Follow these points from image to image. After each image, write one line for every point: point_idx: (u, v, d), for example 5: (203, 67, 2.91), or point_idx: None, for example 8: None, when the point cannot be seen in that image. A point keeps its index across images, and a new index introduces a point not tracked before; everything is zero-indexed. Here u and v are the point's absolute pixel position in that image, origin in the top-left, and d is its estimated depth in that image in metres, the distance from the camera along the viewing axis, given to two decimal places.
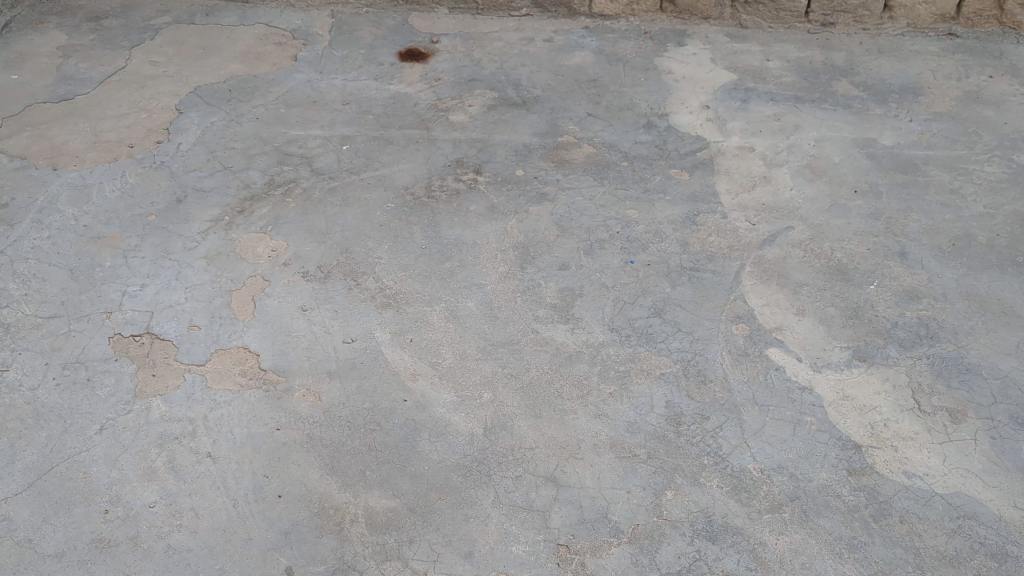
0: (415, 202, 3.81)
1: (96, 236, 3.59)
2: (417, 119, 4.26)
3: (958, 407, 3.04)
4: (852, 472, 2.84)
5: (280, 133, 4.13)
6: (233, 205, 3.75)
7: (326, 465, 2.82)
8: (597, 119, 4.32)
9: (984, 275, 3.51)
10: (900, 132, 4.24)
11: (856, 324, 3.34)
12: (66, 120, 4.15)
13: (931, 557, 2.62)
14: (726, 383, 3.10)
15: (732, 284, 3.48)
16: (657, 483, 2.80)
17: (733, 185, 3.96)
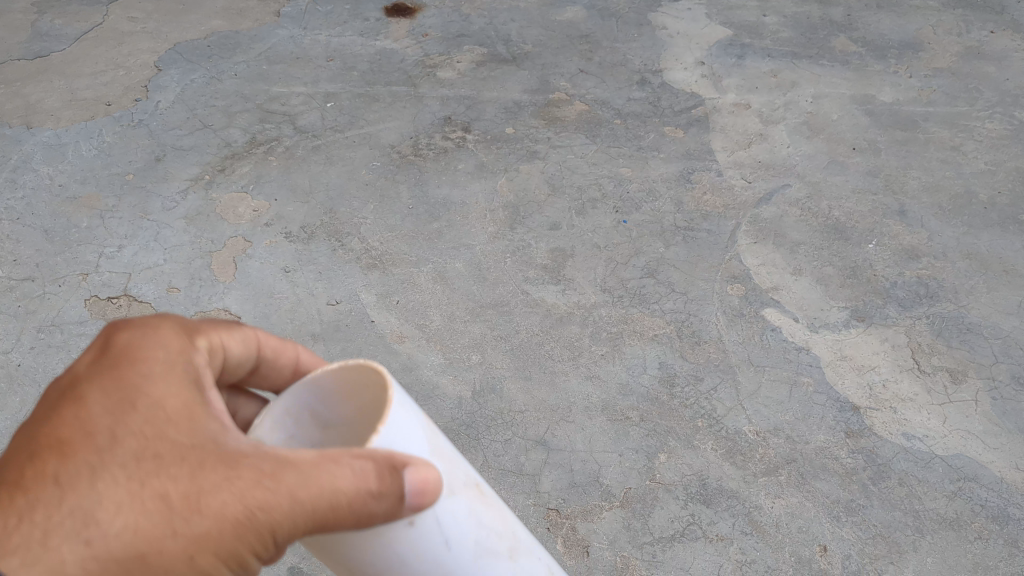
0: (401, 160, 3.70)
1: (72, 196, 3.48)
2: (404, 76, 4.14)
3: (959, 367, 2.97)
4: (850, 434, 2.77)
5: (262, 91, 4.01)
6: (213, 164, 3.64)
7: None
8: (588, 75, 4.20)
9: (985, 234, 3.44)
10: (899, 88, 4.14)
11: (854, 284, 3.25)
12: (40, 77, 4.01)
13: (931, 520, 2.55)
14: (721, 344, 3.02)
15: (727, 244, 3.38)
16: (649, 446, 2.72)
17: (729, 142, 3.86)
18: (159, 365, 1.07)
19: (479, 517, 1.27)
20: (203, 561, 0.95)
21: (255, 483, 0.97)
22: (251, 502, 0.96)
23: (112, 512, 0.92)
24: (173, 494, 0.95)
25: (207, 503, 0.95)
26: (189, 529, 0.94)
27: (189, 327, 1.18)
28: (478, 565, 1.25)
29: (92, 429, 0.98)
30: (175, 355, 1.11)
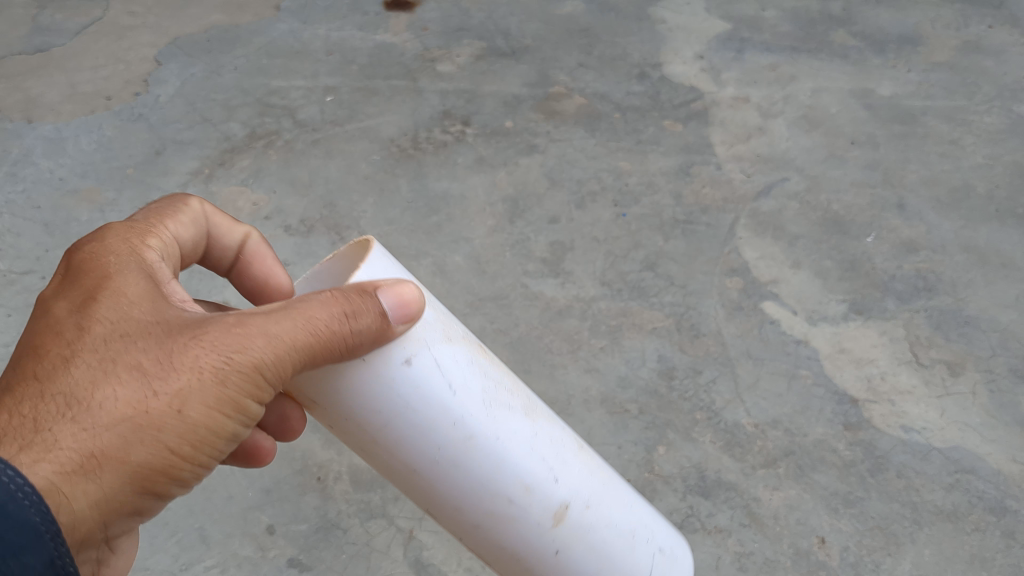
0: (400, 154, 3.70)
1: (73, 189, 3.48)
2: (403, 70, 4.14)
3: (957, 360, 2.98)
4: (848, 427, 2.78)
5: (261, 84, 4.01)
6: (212, 157, 3.64)
7: (309, 422, 2.71)
8: (588, 69, 4.21)
9: (983, 227, 3.45)
10: (898, 82, 4.14)
11: (853, 277, 3.26)
12: (40, 72, 4.00)
13: (928, 512, 2.58)
14: (720, 338, 3.02)
15: (726, 237, 3.39)
16: (648, 439, 2.72)
17: (728, 135, 3.86)
18: (117, 278, 1.40)
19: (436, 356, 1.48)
20: (186, 410, 1.30)
21: (222, 338, 1.34)
22: (224, 352, 1.33)
23: (97, 391, 1.25)
24: (146, 365, 1.29)
25: (181, 365, 1.30)
26: (168, 385, 1.28)
27: (126, 243, 1.50)
28: (455, 400, 1.49)
29: (71, 335, 1.31)
30: (127, 267, 1.44)
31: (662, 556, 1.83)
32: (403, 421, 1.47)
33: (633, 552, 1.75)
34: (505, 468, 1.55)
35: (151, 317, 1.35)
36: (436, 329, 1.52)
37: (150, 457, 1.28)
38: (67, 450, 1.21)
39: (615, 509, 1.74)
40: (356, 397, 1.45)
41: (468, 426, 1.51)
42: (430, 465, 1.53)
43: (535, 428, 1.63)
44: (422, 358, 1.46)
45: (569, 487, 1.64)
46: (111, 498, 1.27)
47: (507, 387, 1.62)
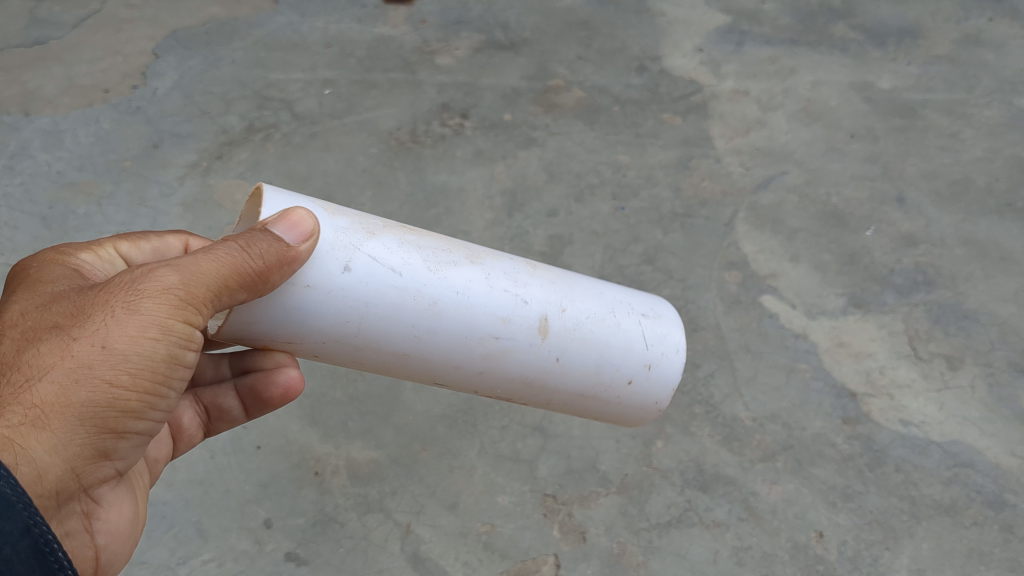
0: (399, 147, 3.69)
1: (70, 182, 3.47)
2: (401, 63, 4.13)
3: (955, 354, 2.98)
4: (847, 421, 2.78)
5: (259, 77, 4.00)
6: (210, 150, 3.63)
7: (306, 416, 2.69)
8: (587, 62, 4.19)
9: (983, 221, 3.45)
10: (898, 75, 4.14)
11: (852, 271, 3.25)
12: (38, 64, 3.97)
13: (926, 506, 2.58)
14: (719, 331, 3.01)
15: (725, 231, 3.38)
16: (646, 433, 2.71)
17: (727, 129, 3.85)
18: (37, 275, 1.49)
19: (364, 252, 1.57)
20: (110, 344, 1.34)
21: (132, 283, 1.39)
22: (135, 291, 1.38)
23: (26, 356, 1.32)
24: (65, 322, 1.35)
25: (97, 313, 1.36)
26: (87, 330, 1.34)
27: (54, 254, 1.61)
28: (403, 286, 1.60)
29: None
30: (48, 269, 1.53)
31: (645, 318, 1.98)
32: (368, 319, 1.58)
33: (620, 326, 1.91)
34: (477, 319, 1.68)
35: (66, 292, 1.43)
36: (354, 229, 1.59)
37: (90, 394, 1.33)
38: (8, 407, 1.27)
39: (586, 299, 1.88)
40: (323, 317, 1.54)
41: (427, 298, 1.62)
42: (417, 346, 1.66)
43: (483, 269, 1.73)
44: (356, 258, 1.55)
45: (536, 303, 1.77)
46: (66, 442, 1.33)
47: (438, 246, 1.71)
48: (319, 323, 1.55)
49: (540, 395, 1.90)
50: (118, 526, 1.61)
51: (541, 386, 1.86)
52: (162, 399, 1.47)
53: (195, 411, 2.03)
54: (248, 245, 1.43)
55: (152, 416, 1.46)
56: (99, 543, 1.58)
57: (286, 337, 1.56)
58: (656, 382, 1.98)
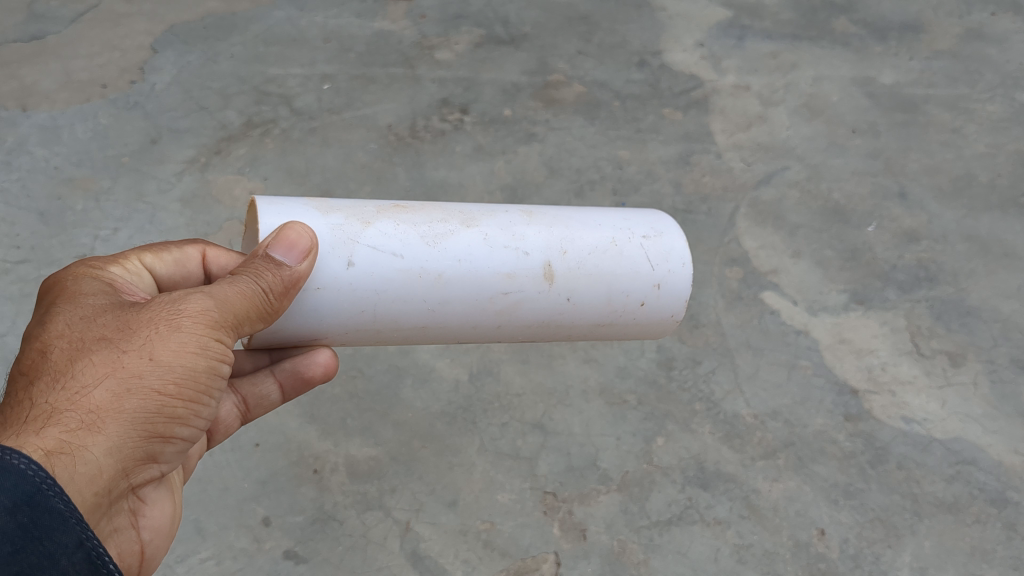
0: (398, 142, 3.67)
1: (68, 178, 3.45)
2: (401, 58, 4.11)
3: (958, 350, 2.97)
4: (848, 418, 2.76)
5: (258, 72, 3.98)
6: (209, 146, 3.61)
7: (305, 413, 2.67)
8: (587, 57, 4.17)
9: (985, 217, 3.44)
10: (900, 70, 4.12)
11: (854, 267, 3.23)
12: (35, 59, 3.95)
13: (929, 504, 2.56)
14: (720, 327, 2.99)
15: (726, 227, 3.36)
16: (647, 430, 2.70)
17: (728, 124, 3.83)
18: (73, 285, 1.48)
19: (363, 245, 1.63)
20: (156, 357, 1.36)
21: (170, 302, 1.42)
22: (174, 310, 1.41)
23: (75, 364, 1.32)
24: (111, 335, 1.36)
25: (140, 328, 1.37)
26: (133, 344, 1.35)
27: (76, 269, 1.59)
28: (405, 273, 1.65)
29: (39, 335, 1.37)
30: (72, 281, 1.51)
31: (646, 239, 1.87)
32: (379, 307, 1.66)
33: (624, 253, 1.83)
34: (481, 283, 1.70)
35: (107, 305, 1.43)
36: (351, 223, 1.65)
37: (140, 401, 1.34)
38: (62, 412, 1.27)
39: (585, 233, 1.82)
40: (340, 311, 1.63)
41: (430, 274, 1.67)
42: (432, 318, 1.72)
43: (479, 230, 1.74)
44: (358, 253, 1.63)
45: (537, 252, 1.76)
46: (118, 447, 1.33)
47: (434, 216, 1.74)
48: (340, 315, 1.64)
49: (560, 332, 1.88)
50: (162, 528, 1.60)
51: (558, 325, 1.84)
52: (203, 409, 1.48)
53: (234, 403, 1.91)
54: (258, 275, 1.47)
55: (194, 424, 1.47)
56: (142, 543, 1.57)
57: (314, 334, 1.68)
58: (669, 300, 1.87)
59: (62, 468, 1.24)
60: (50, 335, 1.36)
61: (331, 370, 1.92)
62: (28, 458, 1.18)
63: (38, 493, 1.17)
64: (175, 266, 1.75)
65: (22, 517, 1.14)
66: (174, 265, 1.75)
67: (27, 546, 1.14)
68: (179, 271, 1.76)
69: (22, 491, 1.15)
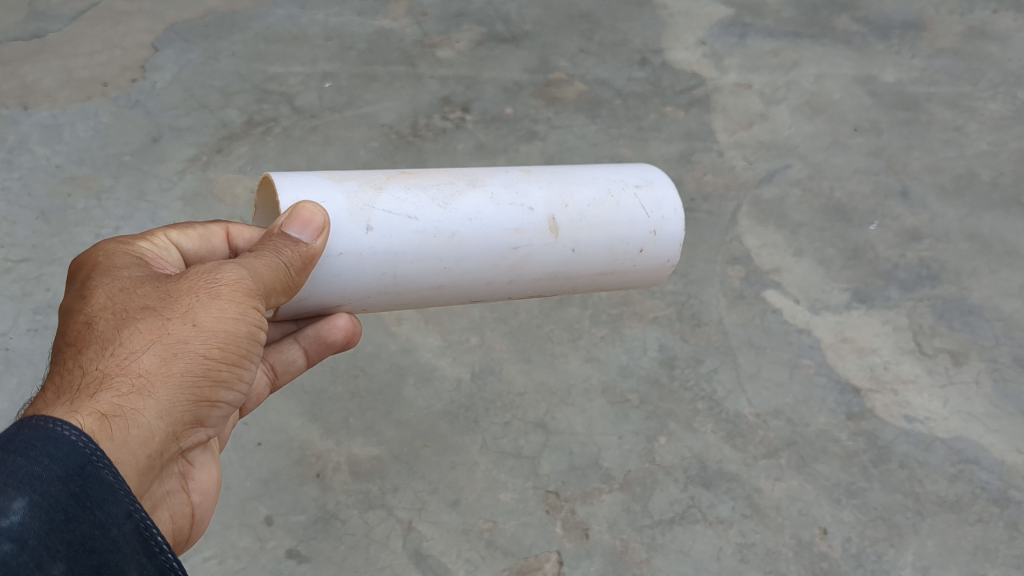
0: (400, 141, 3.66)
1: (69, 177, 3.45)
2: (402, 56, 4.11)
3: (960, 349, 2.96)
4: (851, 417, 2.76)
5: (259, 71, 3.98)
6: (210, 144, 3.61)
7: (308, 413, 2.68)
8: (589, 55, 4.17)
9: (987, 215, 3.43)
10: (902, 68, 4.12)
11: (856, 266, 3.23)
12: (36, 57, 3.95)
13: (931, 503, 2.56)
14: (721, 327, 2.99)
15: (728, 225, 3.36)
16: (649, 429, 2.70)
17: (730, 122, 3.83)
18: (103, 257, 1.45)
19: (378, 211, 1.66)
20: (200, 323, 1.35)
21: (205, 273, 1.41)
22: (210, 280, 1.40)
23: (121, 331, 1.30)
24: (153, 303, 1.34)
25: (181, 295, 1.36)
26: (175, 311, 1.34)
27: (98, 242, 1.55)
28: (420, 236, 1.69)
29: (79, 306, 1.35)
30: (100, 250, 1.48)
31: (639, 189, 1.94)
32: (399, 270, 1.69)
33: (621, 203, 1.89)
34: (492, 239, 1.75)
35: (142, 276, 1.41)
36: (364, 189, 1.68)
37: (188, 366, 1.33)
38: (112, 377, 1.25)
39: (581, 187, 1.88)
40: (362, 275, 1.66)
41: (444, 234, 1.71)
42: (448, 276, 1.75)
43: (483, 190, 1.78)
44: (374, 217, 1.65)
45: (541, 207, 1.81)
46: (169, 412, 1.31)
47: (440, 179, 1.78)
48: (362, 280, 1.67)
49: (564, 286, 1.93)
50: (206, 495, 1.58)
51: (564, 278, 1.89)
52: (244, 375, 1.46)
53: (263, 371, 1.89)
54: (279, 249, 1.48)
55: (237, 389, 1.46)
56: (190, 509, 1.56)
57: (336, 301, 1.70)
58: (665, 246, 1.94)
59: (118, 431, 1.22)
60: (91, 306, 1.34)
61: (352, 333, 1.86)
62: (76, 430, 1.14)
63: (89, 464, 1.13)
64: (201, 242, 1.69)
65: (73, 487, 1.11)
66: (200, 241, 1.69)
67: (80, 515, 1.11)
68: (204, 247, 1.70)
69: (72, 461, 1.12)
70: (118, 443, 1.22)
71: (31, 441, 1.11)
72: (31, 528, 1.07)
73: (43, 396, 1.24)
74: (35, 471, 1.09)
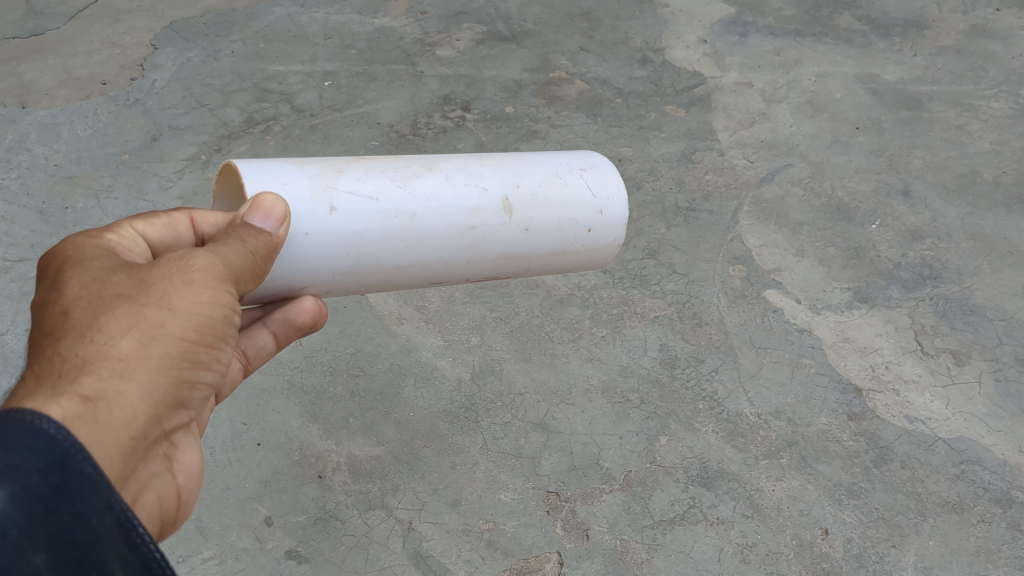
0: (400, 139, 3.64)
1: (68, 175, 3.44)
2: (402, 54, 4.10)
3: (962, 349, 2.95)
4: (852, 417, 2.75)
5: (259, 69, 3.97)
6: (209, 143, 3.60)
7: (308, 413, 2.68)
8: (590, 54, 4.16)
9: (990, 214, 3.42)
10: (904, 67, 4.11)
11: (858, 265, 3.22)
12: (35, 56, 3.94)
13: (933, 504, 2.55)
14: (722, 327, 2.98)
15: (729, 225, 3.35)
16: (650, 429, 2.69)
17: (731, 121, 3.82)
18: (71, 249, 1.34)
19: (339, 193, 1.64)
20: (176, 305, 1.25)
21: (178, 257, 1.31)
22: (184, 263, 1.30)
23: (98, 317, 1.20)
24: (127, 289, 1.25)
25: (155, 279, 1.26)
26: (151, 294, 1.24)
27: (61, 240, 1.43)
28: (383, 217, 1.67)
29: (51, 298, 1.25)
30: (64, 243, 1.37)
31: (585, 172, 1.94)
32: (363, 251, 1.67)
33: (572, 185, 1.89)
34: (450, 220, 1.73)
35: (115, 266, 1.31)
36: (324, 172, 1.67)
37: (167, 348, 1.22)
38: (92, 363, 1.15)
39: (532, 169, 1.88)
40: (327, 256, 1.63)
41: (405, 215, 1.70)
42: (410, 258, 1.73)
43: (439, 174, 1.77)
44: (336, 198, 1.63)
45: (495, 189, 1.80)
46: (152, 396, 1.20)
47: (397, 164, 1.77)
48: (327, 263, 1.64)
49: (519, 269, 1.92)
50: (188, 490, 1.44)
51: (520, 260, 1.87)
52: (223, 360, 1.36)
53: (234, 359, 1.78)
54: (243, 238, 1.42)
55: (218, 373, 1.35)
56: (174, 494, 1.41)
57: (302, 287, 1.67)
58: (611, 228, 1.94)
59: (102, 416, 1.11)
60: (64, 296, 1.24)
61: (320, 314, 1.74)
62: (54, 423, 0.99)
63: (69, 456, 0.98)
64: (167, 230, 1.54)
65: (53, 479, 0.95)
66: (167, 229, 1.54)
67: (60, 509, 0.95)
68: (171, 237, 1.55)
69: (51, 453, 0.97)
70: (102, 427, 1.11)
71: (7, 432, 0.96)
72: (12, 520, 0.91)
73: (21, 387, 1.14)
74: (12, 463, 0.94)
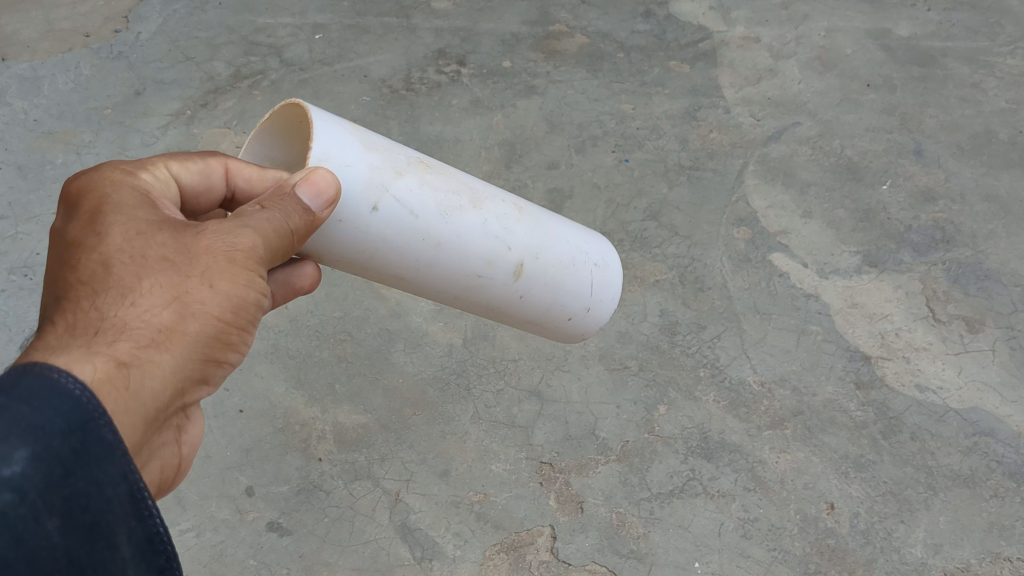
0: (392, 95, 3.49)
1: (48, 131, 3.31)
2: (396, 7, 3.95)
3: (975, 316, 2.83)
4: (860, 386, 2.64)
5: (247, 22, 3.82)
6: (195, 98, 3.46)
7: (292, 379, 2.57)
8: (591, 7, 4.00)
9: (1005, 175, 3.29)
10: (918, 22, 3.95)
11: (868, 228, 3.09)
12: (15, 6, 3.80)
13: (944, 477, 2.44)
14: (726, 291, 2.86)
15: (734, 185, 3.22)
16: (649, 398, 2.58)
17: (737, 77, 3.67)
18: (110, 187, 1.18)
19: (388, 194, 1.39)
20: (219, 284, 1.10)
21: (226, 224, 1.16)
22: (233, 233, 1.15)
23: (141, 280, 1.05)
24: (171, 253, 1.09)
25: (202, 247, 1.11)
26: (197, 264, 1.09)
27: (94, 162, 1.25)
28: (415, 234, 1.44)
29: (88, 241, 1.09)
30: (107, 176, 1.20)
31: (591, 266, 1.84)
32: (382, 254, 1.44)
33: (575, 275, 1.78)
34: (468, 264, 1.54)
35: (161, 218, 1.14)
36: (384, 166, 1.40)
37: (205, 328, 1.08)
38: (130, 330, 1.01)
39: (555, 245, 1.73)
40: (338, 246, 1.39)
41: (433, 242, 1.48)
42: (410, 275, 1.52)
43: (483, 214, 1.56)
44: (383, 201, 1.39)
45: (520, 250, 1.62)
46: (182, 375, 1.07)
47: (452, 182, 1.53)
48: (337, 251, 1.41)
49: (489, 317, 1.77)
50: (187, 464, 1.28)
51: (495, 313, 1.73)
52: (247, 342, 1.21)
53: None
54: (286, 212, 1.21)
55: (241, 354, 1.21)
56: (176, 466, 1.25)
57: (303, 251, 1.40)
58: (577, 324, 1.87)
59: (132, 390, 0.98)
60: (106, 243, 1.08)
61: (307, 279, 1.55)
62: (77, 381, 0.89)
63: (91, 420, 0.87)
64: (200, 176, 1.37)
65: (74, 443, 0.85)
66: (199, 174, 1.37)
67: (78, 475, 0.85)
68: (203, 182, 1.38)
69: (74, 415, 0.86)
70: (131, 399, 0.98)
71: (30, 386, 0.85)
72: (30, 481, 0.81)
73: (49, 335, 1.00)
74: (34, 419, 0.83)
